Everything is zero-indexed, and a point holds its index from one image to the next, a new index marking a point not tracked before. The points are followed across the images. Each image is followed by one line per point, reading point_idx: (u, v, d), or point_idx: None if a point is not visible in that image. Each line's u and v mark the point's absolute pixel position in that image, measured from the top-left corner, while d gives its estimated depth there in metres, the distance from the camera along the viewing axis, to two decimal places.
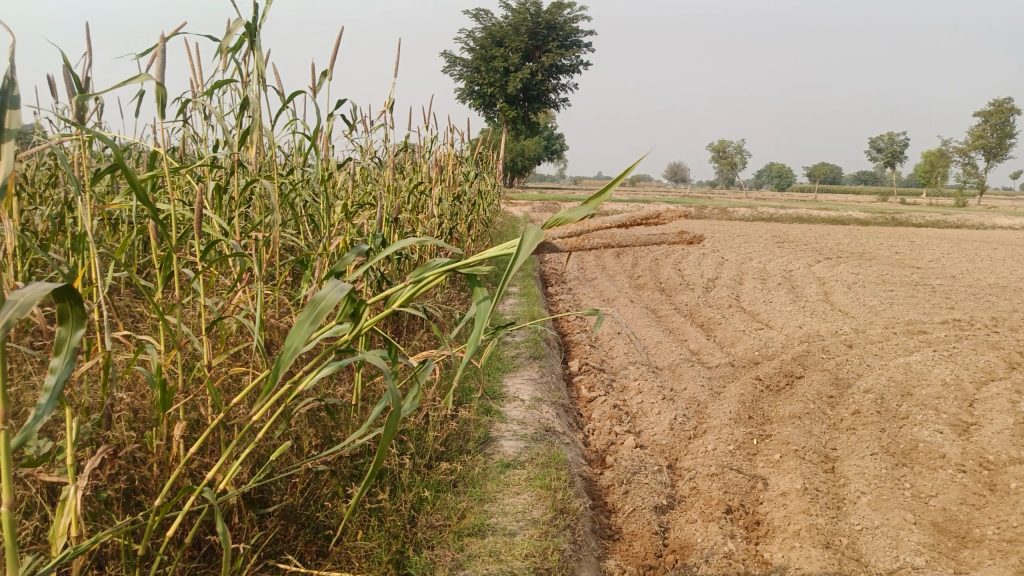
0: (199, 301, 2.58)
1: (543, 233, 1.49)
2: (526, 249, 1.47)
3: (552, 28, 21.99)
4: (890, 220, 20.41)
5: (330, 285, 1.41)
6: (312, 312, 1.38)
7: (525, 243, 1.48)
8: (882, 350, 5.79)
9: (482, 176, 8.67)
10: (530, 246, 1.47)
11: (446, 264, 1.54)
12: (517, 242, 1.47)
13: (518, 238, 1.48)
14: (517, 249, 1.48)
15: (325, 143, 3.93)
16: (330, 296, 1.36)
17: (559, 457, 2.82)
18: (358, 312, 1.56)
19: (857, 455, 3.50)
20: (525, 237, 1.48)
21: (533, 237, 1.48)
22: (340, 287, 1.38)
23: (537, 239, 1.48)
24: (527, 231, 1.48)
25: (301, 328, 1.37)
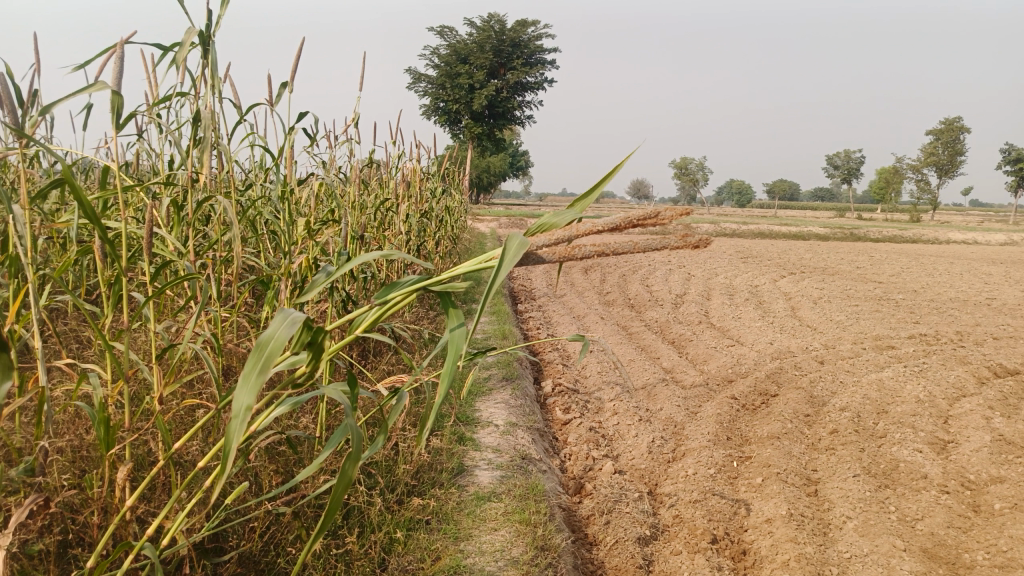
0: (150, 327, 2.39)
1: (529, 241, 1.36)
2: (512, 259, 1.33)
3: (516, 46, 22.05)
4: (850, 235, 20.77)
5: (277, 327, 1.33)
6: (258, 361, 1.30)
7: (509, 253, 1.34)
8: (854, 366, 5.77)
9: (448, 192, 8.54)
10: (515, 256, 1.33)
11: (417, 282, 1.39)
12: (499, 252, 1.33)
13: (500, 248, 1.34)
14: (500, 262, 1.34)
15: (287, 157, 3.77)
16: (274, 344, 1.29)
17: (537, 488, 2.67)
18: (316, 341, 1.40)
19: (839, 477, 3.42)
20: (510, 246, 1.34)
21: (518, 246, 1.34)
22: (287, 328, 1.31)
23: (522, 248, 1.34)
24: (510, 239, 1.34)
25: (247, 382, 1.31)
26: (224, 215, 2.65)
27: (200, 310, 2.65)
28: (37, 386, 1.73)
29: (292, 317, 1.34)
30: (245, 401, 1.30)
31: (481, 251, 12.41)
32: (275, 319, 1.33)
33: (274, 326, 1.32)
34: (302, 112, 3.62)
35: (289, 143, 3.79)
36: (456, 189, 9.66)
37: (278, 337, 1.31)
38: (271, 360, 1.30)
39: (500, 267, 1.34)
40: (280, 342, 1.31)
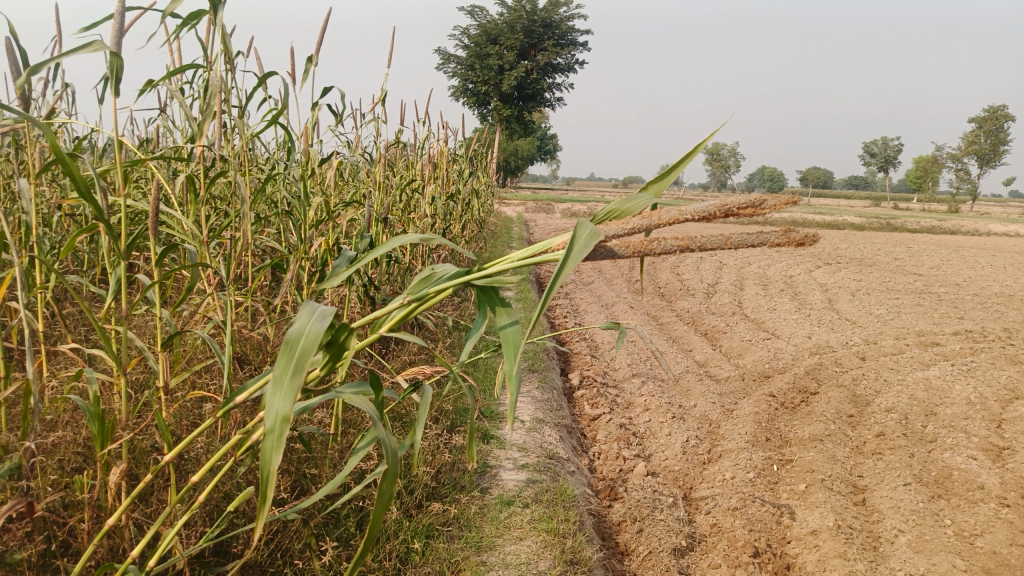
0: (156, 313, 2.24)
1: (600, 231, 1.18)
2: (586, 251, 1.15)
3: (548, 26, 21.66)
4: (886, 226, 20.24)
5: (312, 319, 1.12)
6: (291, 359, 1.09)
7: (578, 244, 1.16)
8: (898, 364, 5.49)
9: (476, 175, 8.34)
10: (586, 248, 1.15)
11: (465, 274, 1.20)
12: (568, 243, 1.15)
13: (568, 238, 1.15)
14: (571, 253, 1.15)
15: (308, 136, 3.60)
16: (311, 338, 1.08)
17: (566, 492, 2.49)
18: (339, 341, 1.20)
19: (888, 485, 3.20)
20: (580, 235, 1.16)
21: (589, 237, 1.16)
22: (326, 318, 1.11)
23: (593, 239, 1.16)
24: (581, 228, 1.16)
25: (282, 385, 1.08)
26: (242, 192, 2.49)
27: (212, 294, 2.51)
28: (23, 378, 1.58)
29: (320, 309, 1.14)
30: (286, 405, 1.07)
31: (507, 235, 12.23)
32: (300, 313, 1.12)
33: (302, 320, 1.11)
34: (325, 87, 3.44)
35: (312, 119, 3.63)
36: (484, 172, 9.45)
37: (311, 329, 1.10)
38: (310, 353, 1.08)
39: (567, 260, 1.16)
40: (317, 335, 1.10)
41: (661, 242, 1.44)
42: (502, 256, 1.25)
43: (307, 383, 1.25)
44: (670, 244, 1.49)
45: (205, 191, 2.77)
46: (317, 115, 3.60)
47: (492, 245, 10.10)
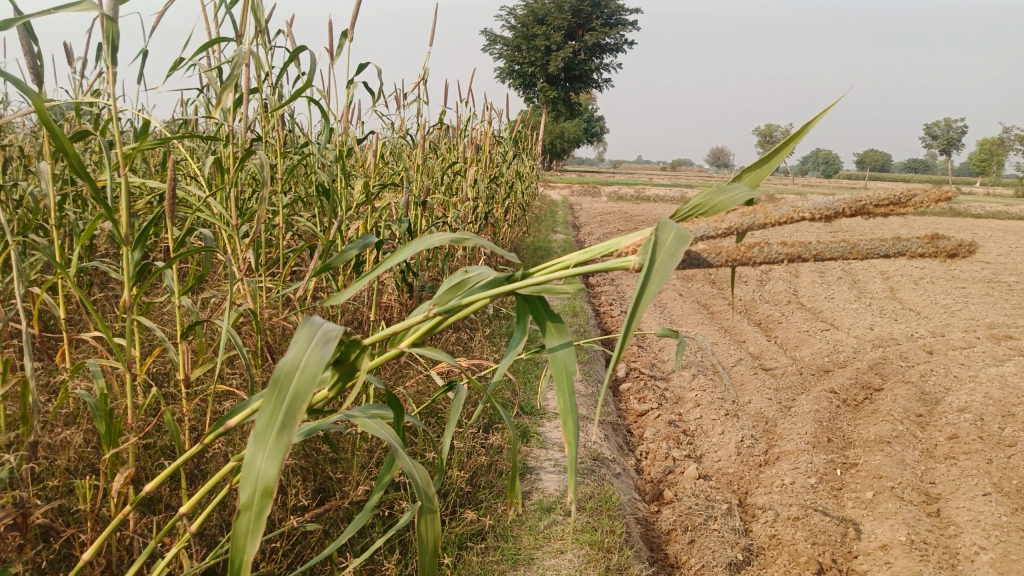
0: (176, 302, 2.12)
1: (688, 233, 0.98)
2: (674, 262, 0.95)
3: (597, 5, 21.13)
4: (949, 211, 19.38)
5: (308, 348, 0.96)
6: (284, 402, 0.94)
7: (660, 253, 0.97)
8: (969, 358, 5.13)
9: (521, 158, 8.16)
10: (673, 259, 0.95)
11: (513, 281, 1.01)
12: (651, 249, 0.96)
13: (651, 245, 0.96)
14: (655, 263, 0.96)
15: (343, 115, 3.45)
16: (308, 377, 0.94)
17: (612, 499, 2.31)
18: (347, 359, 1.05)
19: (965, 495, 2.92)
20: (664, 241, 0.97)
21: (677, 242, 0.97)
22: (325, 350, 0.95)
23: (680, 244, 0.97)
24: (666, 234, 0.97)
25: (271, 434, 0.94)
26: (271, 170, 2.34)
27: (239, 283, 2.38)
28: (23, 374, 1.46)
29: (321, 330, 0.98)
30: (274, 462, 0.93)
31: (552, 220, 12.02)
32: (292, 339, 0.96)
33: (299, 348, 0.96)
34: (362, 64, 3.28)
35: (348, 98, 3.48)
36: (529, 156, 9.27)
37: (308, 360, 0.95)
38: (305, 394, 0.94)
39: (647, 274, 0.96)
40: (314, 367, 0.95)
41: (763, 247, 1.15)
42: (556, 259, 1.06)
43: (312, 403, 1.10)
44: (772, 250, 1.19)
45: (233, 174, 2.64)
46: (353, 92, 3.44)
47: (537, 230, 9.91)
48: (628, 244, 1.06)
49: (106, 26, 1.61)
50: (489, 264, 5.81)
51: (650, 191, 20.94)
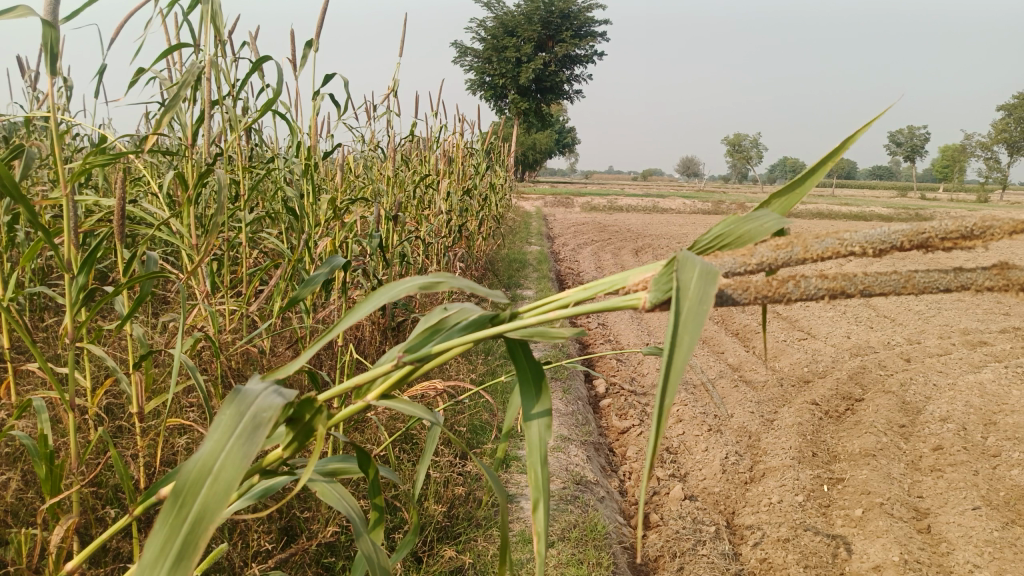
0: (128, 330, 1.97)
1: (716, 269, 0.86)
2: (704, 308, 0.83)
3: (566, 17, 21.18)
4: (915, 219, 19.77)
5: (227, 456, 0.84)
6: (184, 522, 0.82)
7: (685, 297, 0.84)
8: (947, 366, 5.11)
9: (494, 170, 8.07)
10: (702, 307, 0.83)
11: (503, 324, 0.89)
12: (675, 293, 0.84)
13: (674, 290, 0.84)
14: (682, 311, 0.83)
15: (310, 128, 3.33)
16: (216, 498, 0.82)
17: (597, 528, 2.20)
18: (301, 419, 0.95)
19: (954, 509, 2.86)
20: (688, 284, 0.85)
21: (706, 283, 0.85)
22: (243, 461, 0.83)
23: (708, 281, 0.85)
24: (691, 276, 0.85)
25: (163, 567, 0.81)
26: (232, 188, 2.20)
27: (198, 311, 2.23)
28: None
29: (245, 431, 0.85)
30: None
31: (526, 231, 11.94)
32: (210, 433, 0.85)
33: (213, 455, 0.84)
34: (328, 74, 3.16)
35: (315, 110, 3.35)
36: (502, 167, 9.19)
37: (223, 472, 0.83)
38: (210, 517, 0.82)
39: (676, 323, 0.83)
40: (227, 482, 0.83)
41: (798, 282, 1.03)
42: (554, 296, 0.94)
43: (262, 463, 0.99)
44: (810, 284, 1.04)
45: (192, 191, 2.51)
46: (320, 104, 3.32)
47: (511, 242, 9.82)
48: (639, 279, 0.94)
49: (43, 32, 1.48)
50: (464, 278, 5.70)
51: (622, 202, 20.98)
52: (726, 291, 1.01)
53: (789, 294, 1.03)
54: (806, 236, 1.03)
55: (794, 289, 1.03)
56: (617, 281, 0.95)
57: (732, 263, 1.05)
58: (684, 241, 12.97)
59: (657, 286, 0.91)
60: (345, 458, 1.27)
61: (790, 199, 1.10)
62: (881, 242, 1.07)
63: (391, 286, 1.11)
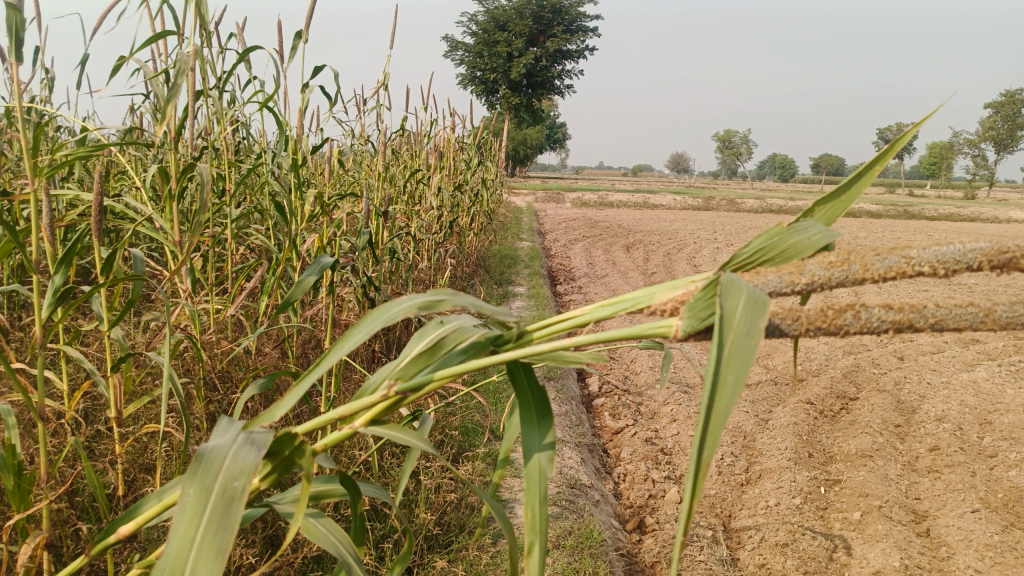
0: (105, 334, 1.88)
1: (765, 298, 0.79)
2: (750, 342, 0.76)
3: (557, 12, 21.08)
4: (903, 215, 19.86)
5: (208, 539, 0.80)
6: None
7: (731, 329, 0.77)
8: (940, 364, 5.08)
9: (485, 164, 8.00)
10: (749, 340, 0.76)
11: (516, 352, 0.82)
12: (721, 323, 0.76)
13: (718, 321, 0.77)
14: (725, 345, 0.76)
15: (297, 121, 3.24)
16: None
17: (593, 535, 2.14)
18: (281, 457, 0.90)
19: (953, 512, 2.82)
20: (733, 313, 0.78)
21: (753, 313, 0.77)
22: (225, 541, 0.79)
23: (756, 310, 0.78)
24: (737, 305, 0.78)
25: None
26: (217, 184, 2.12)
27: (181, 313, 2.15)
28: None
29: (221, 509, 0.81)
30: None
31: (517, 227, 11.88)
32: (177, 528, 0.80)
33: (192, 540, 0.80)
34: (316, 66, 3.08)
35: (303, 102, 3.27)
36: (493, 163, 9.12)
37: (204, 555, 0.79)
38: None
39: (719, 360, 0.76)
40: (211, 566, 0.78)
41: (858, 312, 0.86)
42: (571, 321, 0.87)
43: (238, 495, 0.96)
44: (874, 313, 0.86)
45: (174, 186, 2.42)
46: (307, 97, 3.24)
47: (501, 238, 9.75)
48: (668, 297, 0.87)
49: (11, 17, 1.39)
50: (455, 274, 5.63)
51: (613, 197, 20.96)
52: (772, 321, 0.88)
53: (846, 325, 0.87)
54: (864, 253, 0.88)
55: (852, 320, 0.86)
56: (643, 298, 0.88)
57: (778, 282, 0.89)
58: (675, 237, 12.94)
59: (694, 311, 0.83)
60: (327, 479, 1.21)
61: (836, 208, 1.03)
62: (958, 258, 0.86)
63: (386, 307, 1.03)
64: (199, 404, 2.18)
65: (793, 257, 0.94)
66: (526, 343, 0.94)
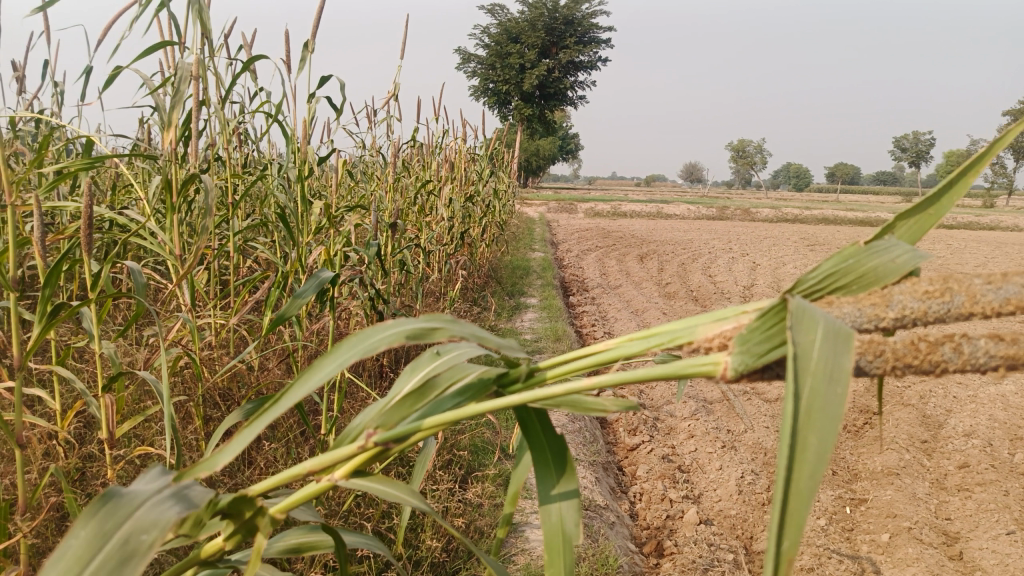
0: (98, 351, 1.81)
1: (847, 330, 0.65)
2: (836, 387, 0.61)
3: (570, 23, 21.04)
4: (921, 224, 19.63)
5: None
6: None
7: (809, 369, 0.62)
8: (967, 376, 4.92)
9: (497, 176, 7.93)
10: (834, 383, 0.61)
11: (524, 395, 0.71)
12: (797, 359, 0.61)
13: (794, 359, 0.61)
14: (806, 390, 0.61)
15: (304, 131, 3.19)
16: None
17: (608, 560, 2.03)
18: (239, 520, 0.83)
19: (986, 534, 2.68)
20: (810, 350, 0.63)
21: (835, 347, 0.63)
22: None
23: (839, 346, 0.63)
24: (816, 339, 0.63)
25: None
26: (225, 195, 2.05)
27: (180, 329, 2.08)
28: None
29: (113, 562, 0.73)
30: None
31: (530, 238, 11.80)
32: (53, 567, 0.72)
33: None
34: (323, 76, 3.02)
35: (309, 113, 3.21)
36: (506, 174, 9.08)
37: None
38: None
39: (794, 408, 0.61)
40: None
41: (959, 345, 0.71)
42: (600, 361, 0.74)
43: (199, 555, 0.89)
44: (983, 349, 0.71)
45: (175, 199, 2.37)
46: (314, 107, 3.18)
47: (514, 249, 9.67)
48: (716, 333, 0.72)
49: None
50: (466, 287, 5.56)
51: (626, 208, 20.84)
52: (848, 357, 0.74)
53: (943, 361, 0.71)
54: (970, 281, 0.74)
55: (951, 354, 0.71)
56: (684, 332, 0.74)
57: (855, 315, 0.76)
58: (690, 247, 12.82)
59: (749, 347, 0.68)
60: (310, 531, 1.14)
61: (920, 224, 0.91)
62: None
63: (366, 334, 0.89)
64: (198, 422, 2.11)
65: (876, 283, 0.80)
66: (535, 385, 0.83)
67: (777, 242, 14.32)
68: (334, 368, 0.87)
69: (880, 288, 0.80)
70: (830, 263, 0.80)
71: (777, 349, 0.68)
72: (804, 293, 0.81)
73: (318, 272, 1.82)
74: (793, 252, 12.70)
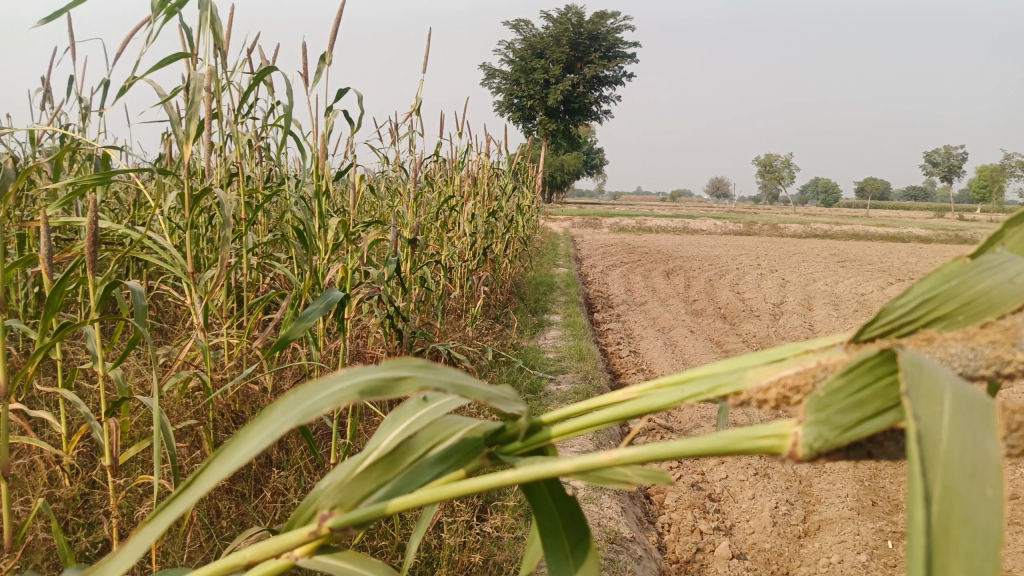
0: (102, 375, 1.74)
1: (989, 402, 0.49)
2: (982, 486, 0.45)
3: (594, 38, 20.99)
4: (954, 240, 19.24)
5: None
6: None
7: (942, 457, 0.46)
8: None
9: (520, 191, 7.85)
10: (973, 477, 0.45)
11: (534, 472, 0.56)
12: (925, 447, 0.46)
13: (918, 444, 0.46)
14: (937, 494, 0.45)
15: (323, 146, 3.13)
16: None
17: None
18: None
19: None
20: (939, 430, 0.47)
21: (970, 428, 0.47)
22: None
23: (980, 424, 0.47)
24: (945, 416, 0.47)
25: None
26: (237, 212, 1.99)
27: (188, 354, 2.02)
28: None
29: None
30: None
31: (554, 254, 11.71)
32: None
33: None
34: (342, 89, 2.96)
35: (328, 127, 3.15)
36: (529, 189, 9.00)
37: None
38: None
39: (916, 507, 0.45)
40: None
41: None
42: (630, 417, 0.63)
43: None
44: None
45: (189, 216, 2.31)
46: (333, 121, 3.12)
47: (538, 265, 9.58)
48: (771, 381, 0.59)
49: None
50: (488, 303, 5.47)
51: (651, 222, 20.68)
52: None
53: None
54: None
55: None
56: (730, 379, 0.62)
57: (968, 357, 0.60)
58: (716, 263, 12.63)
59: (830, 417, 0.52)
60: None
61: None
62: None
63: (311, 394, 0.73)
64: (207, 447, 2.04)
65: (988, 311, 0.60)
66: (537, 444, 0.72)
67: (806, 258, 14.05)
68: (265, 440, 0.72)
69: (992, 318, 0.60)
70: (916, 289, 0.63)
71: (870, 419, 0.53)
72: (886, 330, 0.63)
73: (326, 291, 1.73)
74: (822, 268, 12.44)
